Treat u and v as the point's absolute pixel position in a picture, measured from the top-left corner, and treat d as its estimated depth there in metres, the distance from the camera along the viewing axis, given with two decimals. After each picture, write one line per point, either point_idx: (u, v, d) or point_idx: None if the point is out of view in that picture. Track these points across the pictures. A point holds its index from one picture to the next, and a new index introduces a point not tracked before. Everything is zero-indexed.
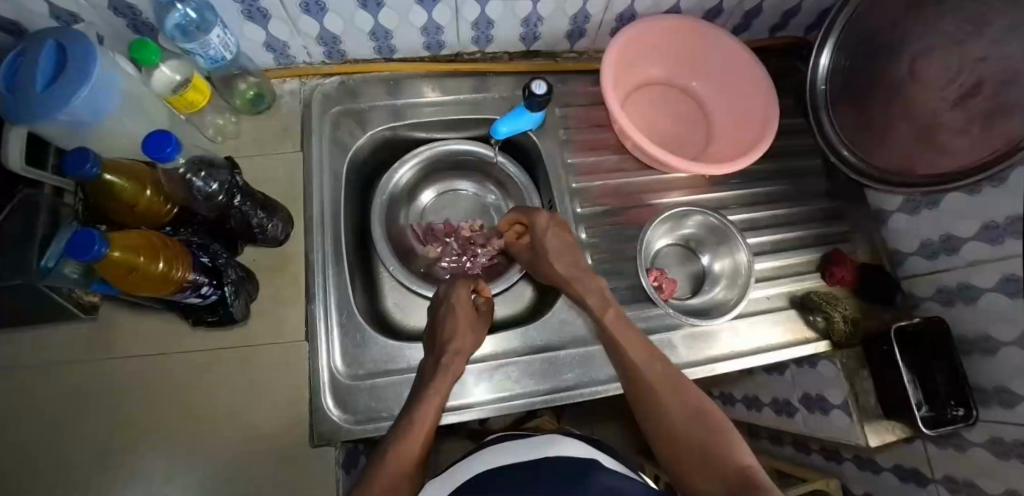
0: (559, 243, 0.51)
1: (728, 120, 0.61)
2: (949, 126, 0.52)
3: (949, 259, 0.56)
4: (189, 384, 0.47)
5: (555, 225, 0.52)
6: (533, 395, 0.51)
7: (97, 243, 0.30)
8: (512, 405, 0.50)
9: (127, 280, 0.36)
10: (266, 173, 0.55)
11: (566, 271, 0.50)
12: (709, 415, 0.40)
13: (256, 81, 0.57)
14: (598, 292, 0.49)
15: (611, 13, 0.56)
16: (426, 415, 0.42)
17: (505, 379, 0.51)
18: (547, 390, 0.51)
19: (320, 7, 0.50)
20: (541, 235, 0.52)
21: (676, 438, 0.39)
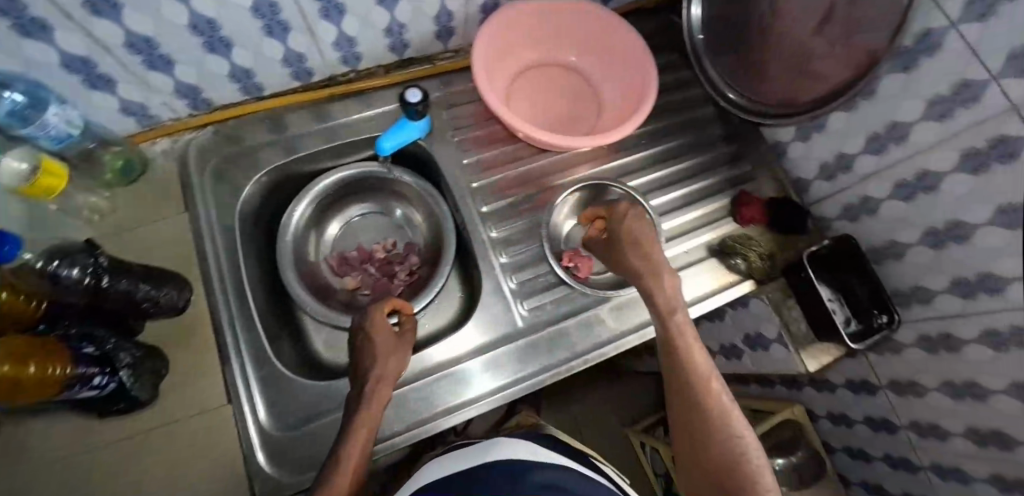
0: (642, 231, 0.47)
1: (614, 86, 0.61)
2: (817, 50, 0.52)
3: (846, 177, 0.58)
4: (109, 480, 0.45)
5: (632, 214, 0.48)
6: (531, 377, 0.51)
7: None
8: (514, 391, 0.51)
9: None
10: (152, 242, 0.53)
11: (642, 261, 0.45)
12: (711, 399, 0.39)
13: (120, 149, 0.54)
14: (661, 280, 0.44)
15: (471, 7, 0.56)
16: (352, 457, 0.40)
17: (472, 379, 0.51)
18: (546, 369, 0.51)
19: (165, 60, 0.48)
20: (620, 222, 0.48)
21: (678, 408, 0.41)
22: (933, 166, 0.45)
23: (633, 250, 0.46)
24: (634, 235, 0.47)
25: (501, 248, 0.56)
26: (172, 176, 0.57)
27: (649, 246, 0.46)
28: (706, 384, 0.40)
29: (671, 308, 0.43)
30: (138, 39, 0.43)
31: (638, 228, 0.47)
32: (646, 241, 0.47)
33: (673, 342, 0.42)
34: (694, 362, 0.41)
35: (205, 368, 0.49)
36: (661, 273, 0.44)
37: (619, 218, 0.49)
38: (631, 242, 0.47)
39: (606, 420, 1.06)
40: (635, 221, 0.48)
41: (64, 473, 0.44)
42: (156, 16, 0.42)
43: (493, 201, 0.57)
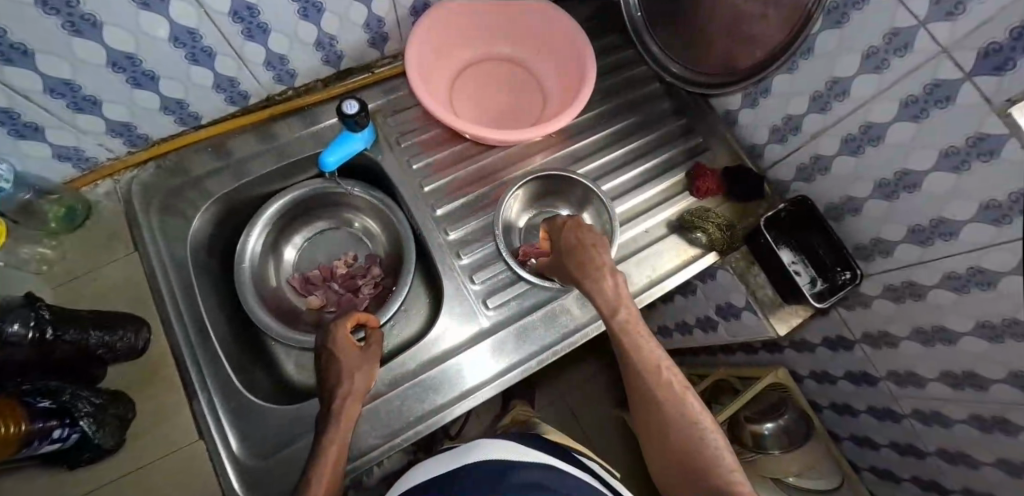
0: (580, 237, 0.46)
1: (556, 74, 0.61)
2: (750, 14, 0.52)
3: (796, 138, 0.58)
4: None
5: (571, 223, 0.47)
6: (515, 364, 0.51)
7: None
8: (510, 376, 0.51)
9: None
10: (104, 286, 0.52)
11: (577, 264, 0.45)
12: (663, 388, 0.41)
13: (60, 196, 0.53)
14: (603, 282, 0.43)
15: (400, 10, 0.55)
16: (324, 477, 0.40)
17: (445, 383, 0.51)
18: (530, 356, 0.51)
19: (91, 101, 0.46)
20: (560, 234, 0.48)
21: (638, 400, 0.42)
22: (877, 117, 0.45)
23: (571, 256, 0.46)
24: (572, 245, 0.46)
25: (460, 250, 0.55)
26: (119, 216, 0.55)
27: (582, 252, 0.45)
28: (660, 376, 0.41)
29: (614, 309, 0.43)
30: (59, 83, 0.43)
31: (576, 236, 0.46)
32: (586, 248, 0.45)
33: (622, 341, 0.42)
34: (645, 356, 0.41)
35: (172, 407, 0.49)
36: (600, 276, 0.43)
37: (560, 228, 0.48)
38: (571, 251, 0.46)
39: (600, 406, 1.06)
40: (572, 230, 0.47)
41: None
42: (69, 56, 0.41)
43: (447, 203, 0.57)
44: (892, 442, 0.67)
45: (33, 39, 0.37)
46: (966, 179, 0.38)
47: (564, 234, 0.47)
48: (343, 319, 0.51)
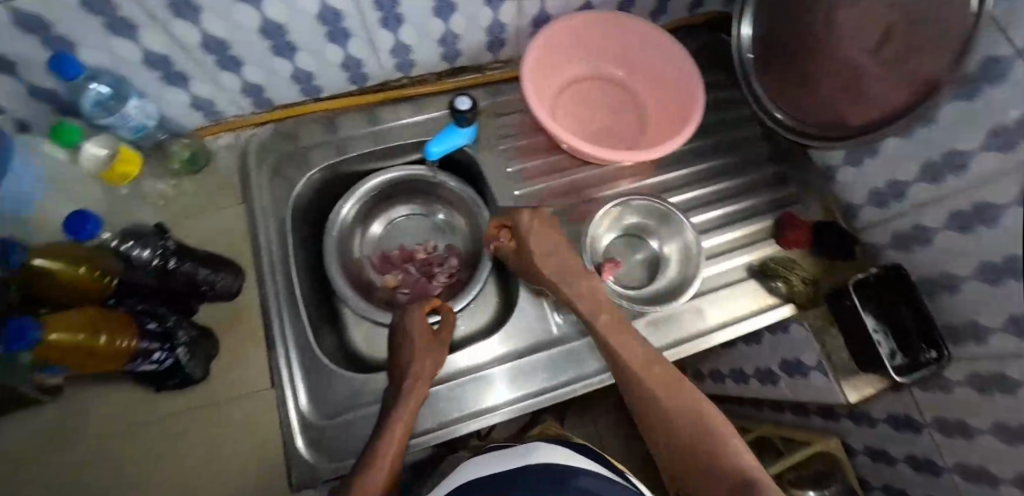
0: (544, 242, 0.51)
1: (658, 102, 0.62)
2: (871, 72, 0.51)
3: (898, 204, 0.56)
4: (164, 450, 0.48)
5: (536, 222, 0.53)
6: (539, 392, 0.52)
7: (31, 328, 0.33)
8: (526, 403, 0.51)
9: (69, 358, 0.38)
10: (211, 230, 0.56)
11: (557, 265, 0.50)
12: (675, 402, 0.41)
13: (188, 141, 0.58)
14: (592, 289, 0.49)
15: (524, 20, 0.57)
16: (388, 449, 0.42)
17: (481, 392, 0.52)
18: (551, 386, 0.52)
19: (235, 61, 0.51)
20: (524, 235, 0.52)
21: (658, 428, 0.41)
22: (988, 198, 0.43)
23: (575, 291, 0.49)
24: (543, 247, 0.51)
25: None
26: (233, 168, 0.60)
27: (548, 260, 0.51)
28: (676, 396, 0.41)
29: (598, 310, 0.48)
30: (213, 41, 0.47)
31: (546, 239, 0.52)
32: (550, 249, 0.51)
33: (622, 365, 0.45)
34: (653, 374, 0.43)
35: (251, 355, 0.52)
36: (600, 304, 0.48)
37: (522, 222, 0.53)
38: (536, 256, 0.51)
39: (628, 437, 1.04)
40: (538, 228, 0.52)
41: (133, 447, 0.48)
42: (229, 20, 0.45)
43: (534, 209, 0.58)
44: None
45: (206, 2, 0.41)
46: None
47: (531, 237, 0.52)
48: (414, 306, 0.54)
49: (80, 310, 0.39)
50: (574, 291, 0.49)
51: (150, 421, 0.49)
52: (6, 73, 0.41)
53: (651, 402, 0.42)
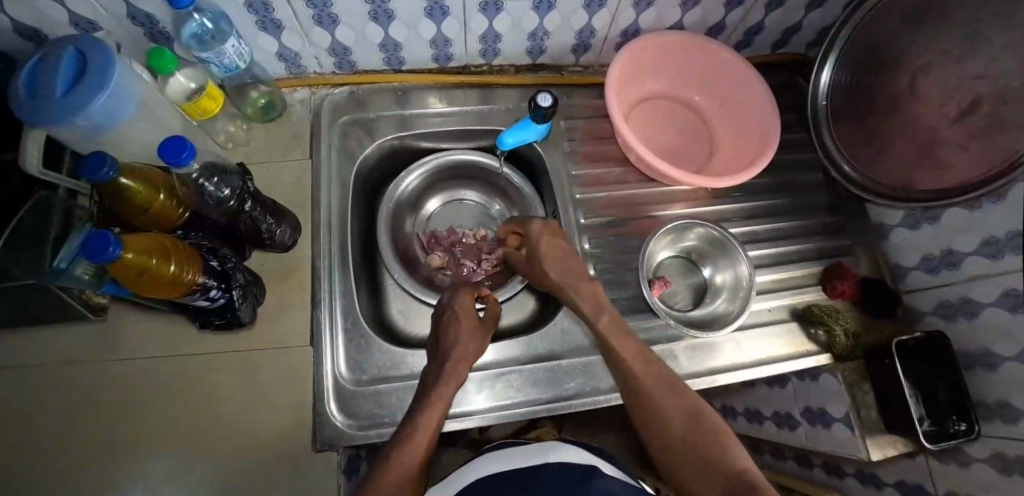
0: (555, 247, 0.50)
1: (730, 133, 0.62)
2: (951, 140, 0.52)
3: (950, 273, 0.56)
4: (198, 387, 0.48)
5: (547, 229, 0.51)
6: (533, 403, 0.51)
7: (112, 244, 0.32)
8: (511, 413, 0.51)
9: (138, 282, 0.37)
10: (274, 179, 0.56)
11: (561, 274, 0.49)
12: (679, 411, 0.41)
13: (267, 89, 0.58)
14: (592, 297, 0.48)
15: (615, 29, 0.58)
16: (428, 423, 0.42)
17: (507, 387, 0.51)
18: (548, 399, 0.51)
19: (332, 19, 0.51)
20: (535, 240, 0.51)
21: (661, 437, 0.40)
22: None
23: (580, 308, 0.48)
24: (551, 252, 0.50)
25: (591, 263, 0.57)
26: (304, 122, 0.59)
27: (551, 265, 0.50)
28: (686, 412, 0.40)
29: (599, 316, 0.47)
30: None
31: (564, 250, 0.51)
32: (556, 257, 0.50)
33: (623, 366, 0.45)
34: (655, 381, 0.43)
35: (296, 310, 0.52)
36: (601, 308, 0.47)
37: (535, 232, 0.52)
38: (545, 260, 0.50)
39: None
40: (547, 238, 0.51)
41: (147, 411, 0.47)
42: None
43: (591, 216, 0.59)
44: None
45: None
46: None
47: (543, 242, 0.50)
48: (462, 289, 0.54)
49: (153, 236, 0.39)
50: (579, 300, 0.48)
51: (171, 366, 0.49)
52: None
53: (660, 419, 0.41)
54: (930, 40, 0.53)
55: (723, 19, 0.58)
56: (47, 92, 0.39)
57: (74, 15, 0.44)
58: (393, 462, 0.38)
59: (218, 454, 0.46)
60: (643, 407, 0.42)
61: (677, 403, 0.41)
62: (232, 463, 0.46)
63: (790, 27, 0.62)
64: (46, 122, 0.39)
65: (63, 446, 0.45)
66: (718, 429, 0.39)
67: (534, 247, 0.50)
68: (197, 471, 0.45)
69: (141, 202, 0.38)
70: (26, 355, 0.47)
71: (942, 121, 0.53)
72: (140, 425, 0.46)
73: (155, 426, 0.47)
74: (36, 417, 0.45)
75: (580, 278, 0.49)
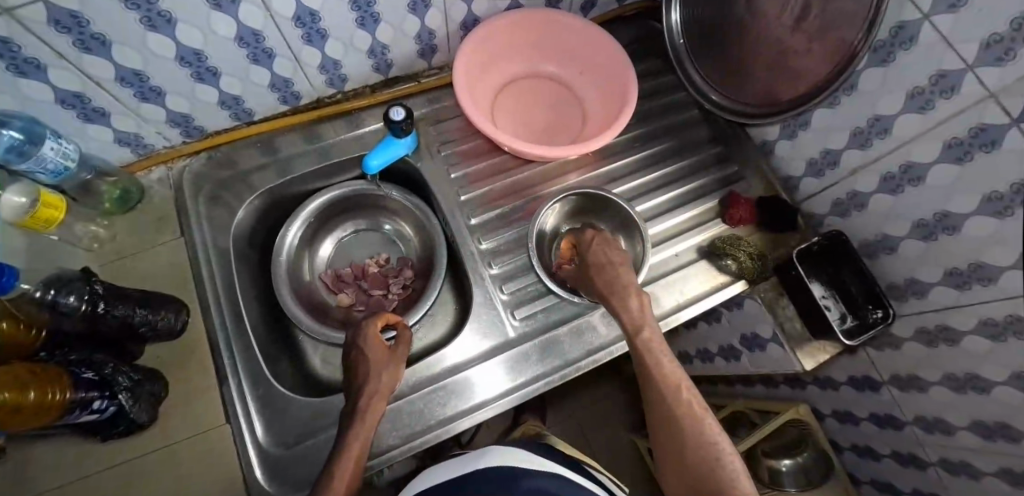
0: (606, 254, 0.50)
1: (597, 95, 0.62)
2: (798, 47, 0.52)
3: (833, 172, 0.58)
4: None
5: (598, 240, 0.52)
6: (523, 385, 0.51)
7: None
8: (515, 396, 0.51)
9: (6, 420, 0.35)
10: (149, 268, 0.54)
11: (609, 282, 0.48)
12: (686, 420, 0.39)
13: (115, 180, 0.55)
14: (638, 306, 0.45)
15: (452, 24, 0.57)
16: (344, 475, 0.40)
17: (446, 397, 0.51)
18: (525, 383, 0.51)
19: (156, 92, 0.50)
20: (588, 248, 0.52)
21: (662, 438, 0.41)
22: (918, 157, 0.45)
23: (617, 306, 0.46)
24: (601, 261, 0.50)
25: (492, 260, 0.56)
26: (168, 201, 0.58)
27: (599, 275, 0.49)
28: (695, 426, 0.39)
29: (638, 329, 0.44)
30: (129, 73, 0.46)
31: (602, 254, 0.51)
32: (610, 265, 0.49)
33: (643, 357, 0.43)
34: (666, 378, 0.41)
35: (204, 389, 0.51)
36: (627, 296, 0.46)
37: (587, 243, 0.53)
38: (597, 269, 0.49)
39: (613, 427, 1.05)
40: (597, 246, 0.51)
41: None
42: (141, 47, 0.43)
43: (481, 213, 0.58)
44: (916, 491, 0.65)
45: (110, 30, 0.40)
46: (1008, 223, 0.37)
47: (590, 251, 0.51)
48: (371, 322, 0.52)
49: (8, 369, 0.37)
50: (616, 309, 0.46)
51: (71, 489, 0.46)
52: None
53: (666, 426, 0.40)
54: None
55: None
56: None
57: None
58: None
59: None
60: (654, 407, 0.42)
61: (689, 420, 0.39)
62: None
63: None
64: None
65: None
66: (724, 453, 0.37)
67: (585, 255, 0.51)
68: None
69: None
70: None
71: (784, 30, 0.53)
72: None
73: None
74: None
75: (626, 287, 0.47)
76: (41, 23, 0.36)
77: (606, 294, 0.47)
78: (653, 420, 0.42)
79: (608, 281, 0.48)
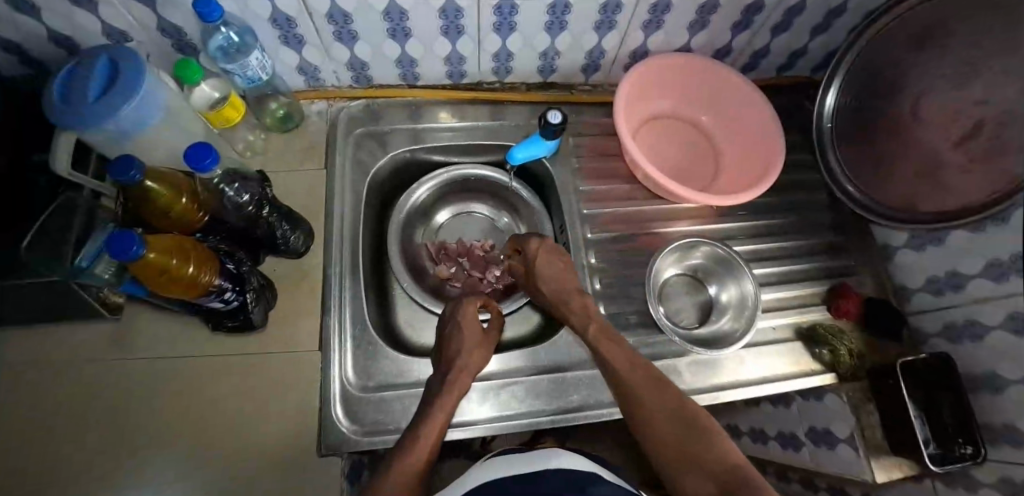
0: (546, 265, 0.54)
1: (737, 154, 0.64)
2: (952, 163, 0.52)
3: (956, 295, 0.56)
4: (192, 387, 0.50)
5: (542, 250, 0.54)
6: (537, 415, 0.51)
7: (137, 243, 0.34)
8: (513, 423, 0.50)
9: (155, 282, 0.38)
10: (289, 187, 0.58)
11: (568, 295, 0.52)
12: (683, 411, 0.41)
13: (286, 101, 0.61)
14: (583, 311, 0.50)
15: (625, 50, 0.61)
16: (429, 432, 0.42)
17: (510, 398, 0.52)
18: (552, 411, 0.51)
19: (351, 35, 0.54)
20: (534, 259, 0.54)
21: (659, 438, 0.40)
22: None
23: (611, 363, 0.46)
24: (552, 272, 0.53)
25: (597, 277, 0.58)
26: (320, 133, 0.62)
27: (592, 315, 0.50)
28: (690, 415, 0.40)
29: (587, 325, 0.49)
30: (339, 13, 0.50)
31: (562, 277, 0.53)
32: (551, 278, 0.53)
33: (619, 369, 0.45)
34: (650, 384, 0.43)
35: (307, 313, 0.53)
36: (586, 318, 0.50)
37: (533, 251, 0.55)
38: (559, 304, 0.52)
39: None
40: (542, 256, 0.54)
41: (141, 408, 0.49)
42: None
43: (598, 231, 0.60)
44: None
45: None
46: None
47: (539, 264, 0.54)
48: (467, 304, 0.55)
49: (174, 237, 0.40)
50: (570, 314, 0.51)
51: (161, 363, 0.51)
52: (145, 4, 0.48)
53: (663, 426, 0.41)
54: (931, 66, 0.54)
55: (729, 42, 0.62)
56: (81, 97, 0.43)
57: (104, 24, 0.50)
58: (393, 472, 0.37)
59: (205, 463, 0.47)
60: (646, 407, 0.42)
61: (683, 412, 0.41)
62: (213, 471, 0.46)
63: (795, 50, 0.66)
64: (72, 124, 0.42)
65: (58, 437, 0.48)
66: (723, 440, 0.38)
67: (534, 265, 0.54)
68: (187, 467, 0.47)
69: (162, 204, 0.40)
70: (51, 348, 0.51)
71: (944, 144, 0.53)
72: (133, 428, 0.48)
73: (147, 425, 0.48)
74: (49, 406, 0.49)
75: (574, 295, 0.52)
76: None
77: (606, 354, 0.47)
78: (651, 429, 0.41)
79: (592, 333, 0.49)
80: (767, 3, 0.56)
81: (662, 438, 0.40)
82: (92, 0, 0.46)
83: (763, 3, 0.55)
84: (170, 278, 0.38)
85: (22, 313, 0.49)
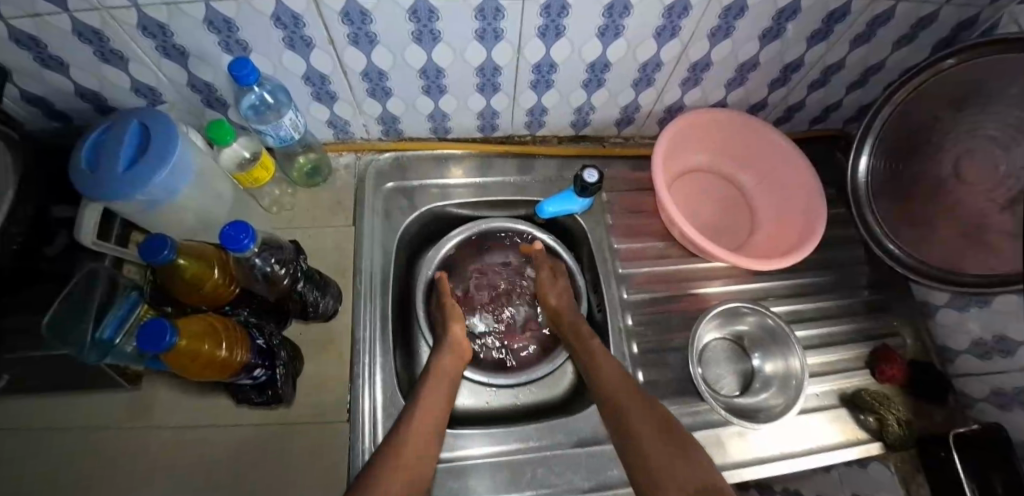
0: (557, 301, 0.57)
1: (775, 214, 0.63)
2: (998, 224, 0.47)
3: (1005, 361, 0.54)
4: (207, 458, 0.47)
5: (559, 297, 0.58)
6: (578, 492, 0.49)
7: (169, 332, 0.31)
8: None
9: (185, 369, 0.35)
10: (319, 245, 0.58)
11: (559, 300, 0.57)
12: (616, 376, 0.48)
13: (315, 156, 0.61)
14: (559, 299, 0.57)
15: (660, 105, 0.61)
16: (410, 456, 0.41)
17: (548, 473, 0.49)
18: (592, 487, 0.49)
19: (385, 92, 0.53)
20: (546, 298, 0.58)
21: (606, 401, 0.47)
22: None
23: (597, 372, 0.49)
24: (559, 305, 0.57)
25: (634, 340, 0.57)
26: (349, 187, 0.62)
27: (568, 316, 0.55)
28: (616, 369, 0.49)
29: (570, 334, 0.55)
30: (374, 70, 0.49)
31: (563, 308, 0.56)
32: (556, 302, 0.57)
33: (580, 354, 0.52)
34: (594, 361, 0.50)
35: (331, 380, 0.51)
36: (563, 319, 0.56)
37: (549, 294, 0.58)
38: (556, 312, 0.57)
39: None
40: (551, 296, 0.58)
41: (154, 482, 0.46)
42: (398, 52, 0.47)
43: (634, 291, 0.59)
44: None
45: (383, 32, 0.44)
46: None
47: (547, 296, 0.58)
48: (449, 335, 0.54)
49: (203, 317, 0.38)
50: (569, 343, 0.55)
51: (178, 433, 0.48)
52: (177, 62, 0.46)
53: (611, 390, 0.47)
54: (971, 126, 0.53)
55: (764, 98, 0.62)
56: (108, 166, 0.41)
57: (132, 80, 0.48)
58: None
59: None
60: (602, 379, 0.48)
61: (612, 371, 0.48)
62: None
63: (830, 104, 0.66)
64: (101, 195, 0.40)
65: None
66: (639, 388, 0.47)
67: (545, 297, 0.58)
68: None
69: (193, 280, 0.38)
70: (65, 420, 0.49)
71: (990, 206, 0.48)
72: None
73: None
74: (63, 480, 0.46)
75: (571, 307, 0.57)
76: (334, 10, 0.40)
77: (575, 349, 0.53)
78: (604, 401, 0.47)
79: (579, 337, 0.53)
80: (807, 61, 0.56)
81: (646, 463, 0.40)
82: (122, 58, 0.45)
83: (803, 62, 0.56)
84: (202, 364, 0.36)
85: (38, 384, 0.47)
